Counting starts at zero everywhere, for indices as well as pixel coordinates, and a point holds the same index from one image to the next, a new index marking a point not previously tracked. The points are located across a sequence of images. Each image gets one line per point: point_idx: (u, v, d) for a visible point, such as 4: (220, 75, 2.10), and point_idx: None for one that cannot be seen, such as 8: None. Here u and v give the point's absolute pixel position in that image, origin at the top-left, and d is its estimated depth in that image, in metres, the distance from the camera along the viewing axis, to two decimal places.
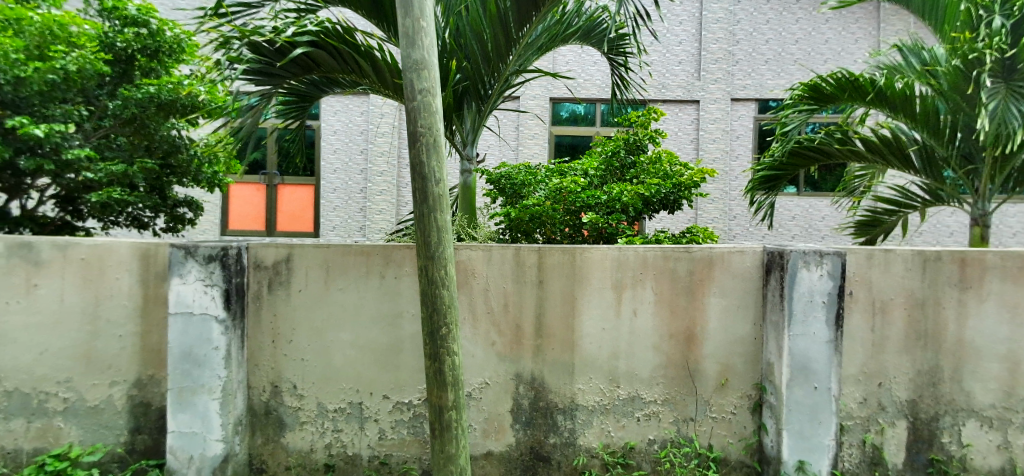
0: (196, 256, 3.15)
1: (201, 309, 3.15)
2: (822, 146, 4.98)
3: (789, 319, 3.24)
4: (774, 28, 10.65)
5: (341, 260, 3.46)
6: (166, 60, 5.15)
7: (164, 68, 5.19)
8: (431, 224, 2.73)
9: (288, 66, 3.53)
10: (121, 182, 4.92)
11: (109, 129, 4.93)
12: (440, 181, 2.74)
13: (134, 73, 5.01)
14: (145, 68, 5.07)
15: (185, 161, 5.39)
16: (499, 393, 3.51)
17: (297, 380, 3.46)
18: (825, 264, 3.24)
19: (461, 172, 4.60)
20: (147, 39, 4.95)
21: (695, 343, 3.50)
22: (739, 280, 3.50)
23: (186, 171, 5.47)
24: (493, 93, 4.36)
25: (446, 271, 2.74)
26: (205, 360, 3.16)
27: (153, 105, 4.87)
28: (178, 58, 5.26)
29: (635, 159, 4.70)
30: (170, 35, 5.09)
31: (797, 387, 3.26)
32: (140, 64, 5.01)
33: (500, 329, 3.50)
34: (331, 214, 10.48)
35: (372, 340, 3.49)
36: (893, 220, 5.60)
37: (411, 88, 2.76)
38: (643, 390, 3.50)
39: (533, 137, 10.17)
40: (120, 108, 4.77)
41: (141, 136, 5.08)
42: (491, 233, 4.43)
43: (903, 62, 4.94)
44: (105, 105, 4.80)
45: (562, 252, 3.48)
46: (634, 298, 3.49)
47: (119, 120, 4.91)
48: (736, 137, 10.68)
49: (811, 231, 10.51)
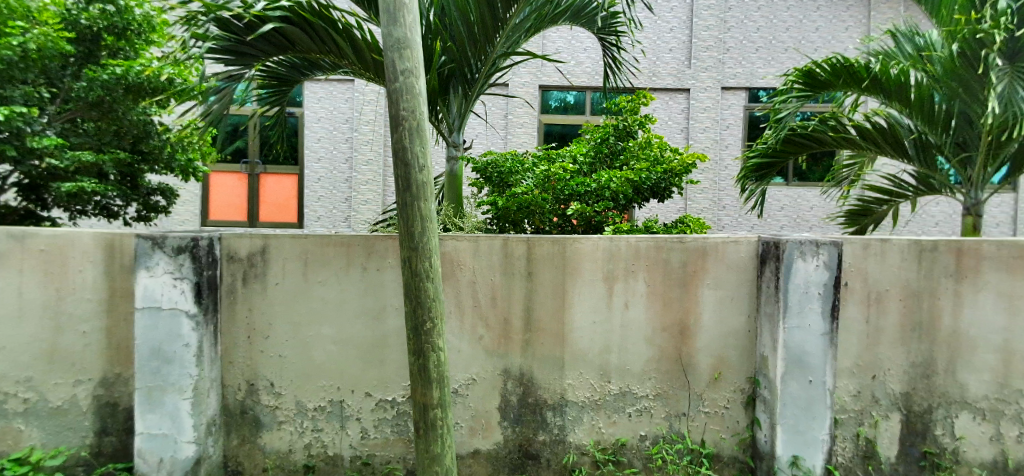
0: (164, 247, 2.97)
1: (170, 303, 2.98)
2: (816, 134, 4.89)
3: (784, 311, 3.14)
4: (765, 16, 10.55)
5: (320, 252, 3.29)
6: (134, 40, 5.05)
7: (133, 48, 5.08)
8: (415, 213, 2.58)
9: (261, 45, 3.32)
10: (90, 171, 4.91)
11: (75, 112, 4.89)
12: (424, 168, 2.59)
13: (101, 53, 4.90)
14: (112, 48, 4.97)
15: (156, 147, 5.31)
16: (487, 389, 3.38)
17: (275, 377, 3.30)
18: (822, 254, 3.14)
19: (448, 160, 4.44)
20: (114, 17, 4.82)
21: (688, 336, 3.40)
22: (733, 271, 3.39)
23: (157, 158, 5.44)
24: (479, 76, 4.19)
25: (430, 263, 2.59)
26: (175, 357, 2.99)
27: (120, 87, 4.75)
28: (147, 38, 5.18)
29: (625, 145, 4.57)
30: (138, 13, 4.97)
31: (793, 380, 3.17)
32: (106, 44, 4.91)
33: (487, 323, 3.37)
34: (315, 203, 10.25)
35: (354, 335, 3.34)
36: (883, 209, 5.53)
37: (393, 69, 2.59)
38: (635, 384, 3.40)
39: (522, 125, 10.00)
40: (86, 89, 4.64)
41: (108, 121, 4.99)
42: (479, 223, 4.28)
43: (896, 48, 4.87)
44: (69, 87, 4.72)
45: (551, 243, 3.35)
46: (626, 290, 3.37)
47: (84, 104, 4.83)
48: (726, 126, 10.60)
49: (799, 221, 10.49)
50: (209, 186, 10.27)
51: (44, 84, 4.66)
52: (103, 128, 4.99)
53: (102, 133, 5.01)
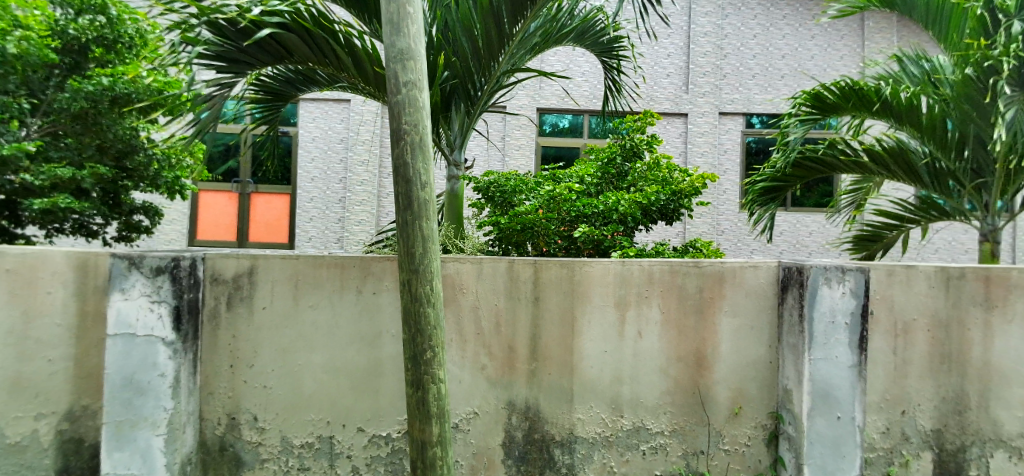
0: (141, 268, 2.72)
1: (145, 329, 2.72)
2: (825, 157, 4.76)
3: (809, 342, 2.93)
4: (761, 43, 10.60)
5: (312, 273, 3.06)
6: (124, 53, 5.20)
7: (121, 61, 5.22)
8: (416, 232, 2.37)
9: (256, 52, 3.13)
10: (70, 186, 5.02)
11: (56, 125, 4.98)
12: (427, 185, 2.38)
13: (87, 65, 5.03)
14: (99, 61, 5.10)
15: (141, 164, 5.42)
16: (489, 423, 3.13)
17: (259, 410, 3.03)
18: (847, 281, 2.95)
19: (448, 179, 4.26)
20: (105, 29, 4.96)
21: (705, 367, 3.18)
22: (752, 298, 3.20)
23: (143, 174, 5.55)
24: (483, 93, 4.03)
25: (431, 287, 2.37)
26: (149, 389, 2.73)
27: (105, 97, 4.83)
28: (137, 53, 5.34)
29: (632, 166, 4.40)
30: (129, 27, 5.14)
31: (820, 417, 2.94)
32: (94, 55, 5.02)
33: (491, 351, 3.13)
34: (307, 224, 10.01)
35: (346, 364, 3.09)
36: (894, 235, 5.33)
37: (395, 81, 2.42)
38: (649, 419, 3.16)
39: (520, 147, 9.86)
40: (69, 100, 4.71)
41: (91, 135, 5.07)
42: (480, 244, 4.11)
43: (904, 72, 4.78)
44: (51, 98, 4.81)
45: (560, 267, 3.14)
46: (639, 317, 3.16)
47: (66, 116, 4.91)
48: (723, 151, 10.55)
49: (799, 247, 10.37)
50: (198, 204, 10.06)
51: (26, 95, 4.78)
52: (86, 141, 5.07)
53: (82, 146, 5.06)
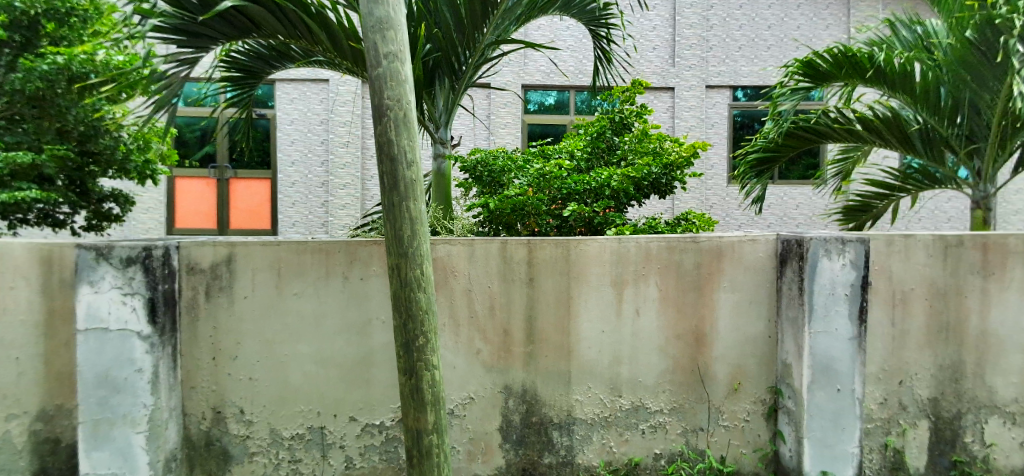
0: (111, 259, 2.57)
1: (118, 324, 2.58)
2: (818, 126, 4.68)
3: (809, 315, 2.87)
4: (747, 14, 10.45)
5: (295, 260, 2.92)
6: (76, 26, 5.29)
7: (74, 35, 5.34)
8: (403, 214, 2.23)
9: (219, 25, 2.91)
10: (30, 173, 5.09)
11: (14, 108, 5.03)
12: (413, 164, 2.25)
13: (41, 41, 5.18)
14: (54, 37, 5.24)
15: (105, 147, 5.48)
16: (485, 409, 3.04)
17: (245, 403, 2.91)
18: (848, 252, 2.89)
19: (434, 158, 4.09)
20: (55, 2, 4.98)
21: (704, 345, 3.12)
22: (751, 273, 3.13)
23: (109, 158, 5.64)
24: (467, 68, 3.85)
25: (422, 270, 2.25)
26: (126, 386, 2.59)
27: (62, 76, 4.88)
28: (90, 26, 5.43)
29: (621, 140, 4.26)
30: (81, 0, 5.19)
31: (820, 390, 2.90)
32: (46, 31, 5.15)
33: (485, 335, 3.03)
34: (289, 209, 9.76)
35: (335, 353, 2.98)
36: (883, 205, 5.30)
37: (375, 52, 2.26)
38: (648, 398, 3.11)
39: (506, 125, 9.69)
40: (23, 80, 4.76)
41: (50, 119, 5.12)
42: (470, 226, 3.93)
43: (898, 38, 4.69)
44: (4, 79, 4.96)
45: (555, 246, 3.03)
46: (636, 295, 3.08)
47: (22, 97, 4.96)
48: (711, 125, 10.45)
49: (786, 220, 10.41)
50: (175, 191, 9.74)
51: None
52: (45, 125, 5.12)
53: (41, 132, 5.11)
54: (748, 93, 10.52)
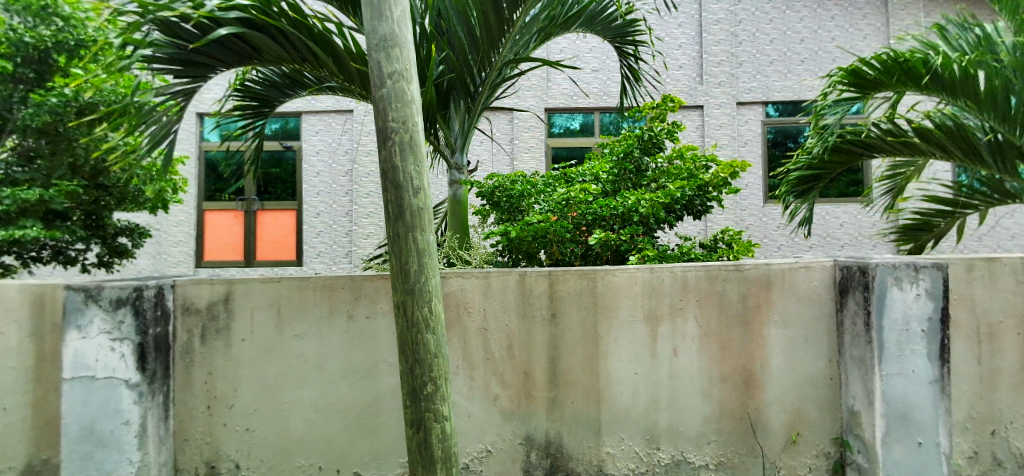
0: (99, 301, 2.33)
1: (105, 372, 2.33)
2: (868, 139, 4.28)
3: (880, 354, 2.47)
4: (778, 28, 10.08)
5: (296, 298, 2.69)
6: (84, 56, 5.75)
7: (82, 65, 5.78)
8: (408, 246, 1.96)
9: (216, 51, 2.78)
10: (40, 209, 5.55)
11: (31, 145, 5.65)
12: (420, 190, 1.98)
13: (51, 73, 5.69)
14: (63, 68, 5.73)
15: (117, 181, 6.06)
16: (506, 463, 2.71)
17: (242, 457, 2.66)
18: (922, 281, 2.49)
19: (449, 184, 3.86)
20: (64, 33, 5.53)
21: (754, 387, 2.74)
22: (806, 305, 2.75)
23: (121, 191, 6.19)
24: (483, 88, 3.64)
25: (429, 309, 1.97)
26: (111, 439, 2.32)
27: (67, 109, 5.44)
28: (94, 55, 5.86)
29: (652, 160, 3.93)
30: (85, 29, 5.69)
31: (896, 443, 2.48)
32: (57, 64, 5.65)
33: (503, 379, 2.72)
34: (314, 239, 9.70)
35: (340, 400, 2.71)
36: (947, 224, 4.76)
37: (378, 71, 2.02)
38: (690, 451, 2.73)
39: (529, 150, 9.47)
40: (33, 114, 5.33)
41: (63, 154, 5.69)
42: (488, 255, 3.64)
43: (950, 41, 4.14)
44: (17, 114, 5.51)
45: (579, 277, 2.72)
46: (673, 332, 2.72)
47: (36, 134, 5.58)
48: (744, 142, 10.01)
49: (829, 241, 9.78)
50: (203, 224, 9.86)
51: None
52: (59, 161, 5.69)
53: (55, 167, 5.66)
54: (781, 109, 10.09)
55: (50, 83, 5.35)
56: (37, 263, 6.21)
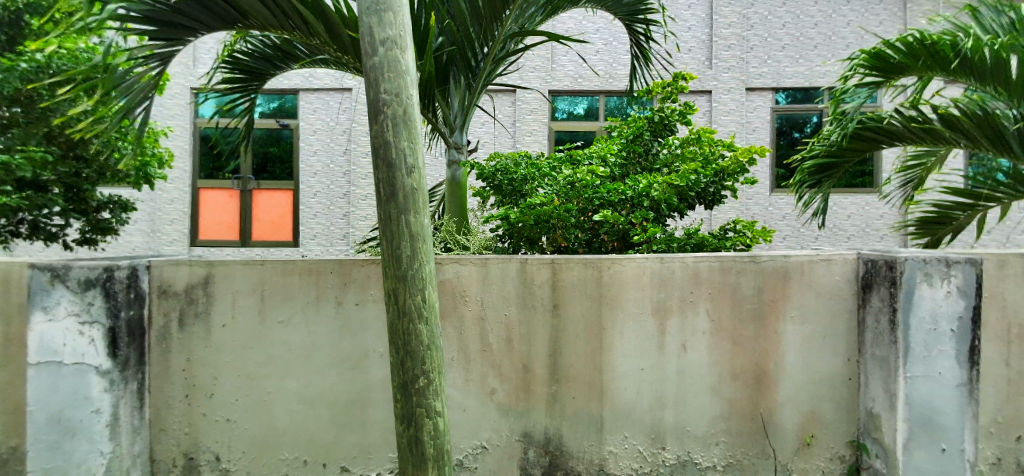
0: (68, 281, 2.11)
1: (74, 357, 2.12)
2: (889, 126, 4.08)
3: (905, 354, 2.31)
4: (791, 11, 9.77)
5: (280, 283, 2.51)
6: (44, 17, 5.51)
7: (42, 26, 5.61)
8: (400, 229, 1.78)
9: (197, 14, 2.57)
10: (8, 178, 5.28)
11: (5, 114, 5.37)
12: (414, 170, 1.80)
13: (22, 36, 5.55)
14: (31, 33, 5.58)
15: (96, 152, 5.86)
16: (501, 460, 2.55)
17: (222, 449, 2.52)
18: (953, 277, 2.33)
19: (448, 165, 3.67)
20: None
21: (767, 386, 2.57)
22: (827, 300, 2.57)
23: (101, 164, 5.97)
24: (485, 64, 3.41)
25: (423, 296, 1.79)
26: (81, 429, 2.12)
27: (39, 76, 5.26)
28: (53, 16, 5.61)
29: (663, 143, 3.72)
30: None
31: (918, 449, 2.32)
32: (28, 27, 5.53)
33: (500, 372, 2.55)
34: (311, 220, 9.53)
35: (327, 392, 2.56)
36: (967, 217, 4.52)
37: (369, 38, 1.82)
38: (697, 452, 2.58)
39: (532, 133, 9.25)
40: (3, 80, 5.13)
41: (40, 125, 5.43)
42: (486, 241, 3.43)
43: (982, 23, 3.93)
44: None
45: (584, 267, 2.55)
46: (682, 326, 2.55)
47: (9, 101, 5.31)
48: (752, 129, 9.77)
49: (836, 233, 9.57)
50: (199, 203, 9.67)
51: None
52: (33, 131, 5.39)
53: (27, 138, 5.37)
54: (791, 96, 9.83)
55: (20, 48, 5.19)
56: (19, 239, 6.09)
